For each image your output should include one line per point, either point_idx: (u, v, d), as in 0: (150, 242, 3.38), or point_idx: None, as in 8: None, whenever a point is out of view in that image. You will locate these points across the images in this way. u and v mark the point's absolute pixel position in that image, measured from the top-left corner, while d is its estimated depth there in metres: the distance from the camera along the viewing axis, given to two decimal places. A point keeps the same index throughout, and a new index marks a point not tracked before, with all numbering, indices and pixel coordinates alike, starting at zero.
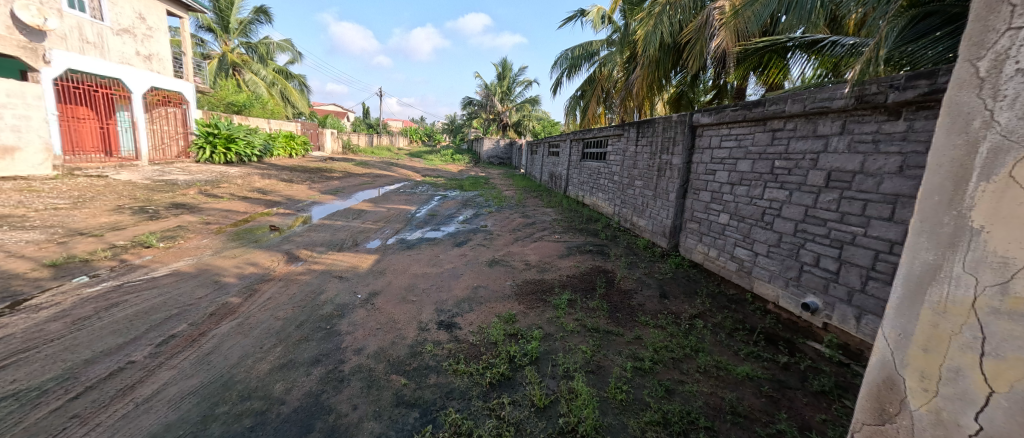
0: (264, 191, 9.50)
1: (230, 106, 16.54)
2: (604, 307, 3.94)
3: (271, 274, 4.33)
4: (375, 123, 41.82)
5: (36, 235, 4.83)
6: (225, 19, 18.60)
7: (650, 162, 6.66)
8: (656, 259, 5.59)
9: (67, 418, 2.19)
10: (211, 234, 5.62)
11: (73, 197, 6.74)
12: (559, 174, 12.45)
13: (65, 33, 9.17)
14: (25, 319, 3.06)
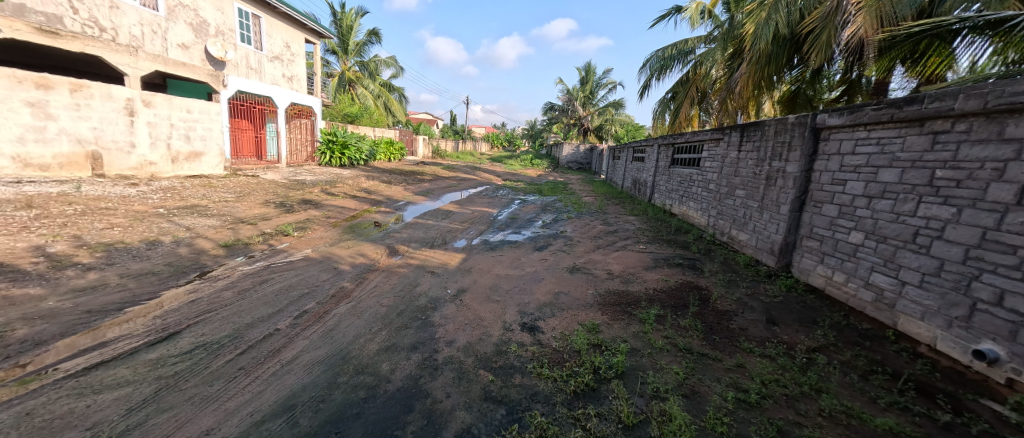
0: (368, 191, 10.68)
1: (346, 117, 18.80)
2: (698, 327, 3.60)
3: (377, 265, 4.81)
4: (463, 130, 44.19)
5: (213, 221, 6.08)
6: (345, 42, 21.44)
7: (757, 169, 5.88)
8: (761, 280, 4.92)
9: (237, 369, 2.67)
10: (330, 227, 6.47)
11: (236, 192, 8.38)
12: (642, 180, 11.70)
13: (238, 62, 11.30)
14: (207, 286, 3.85)
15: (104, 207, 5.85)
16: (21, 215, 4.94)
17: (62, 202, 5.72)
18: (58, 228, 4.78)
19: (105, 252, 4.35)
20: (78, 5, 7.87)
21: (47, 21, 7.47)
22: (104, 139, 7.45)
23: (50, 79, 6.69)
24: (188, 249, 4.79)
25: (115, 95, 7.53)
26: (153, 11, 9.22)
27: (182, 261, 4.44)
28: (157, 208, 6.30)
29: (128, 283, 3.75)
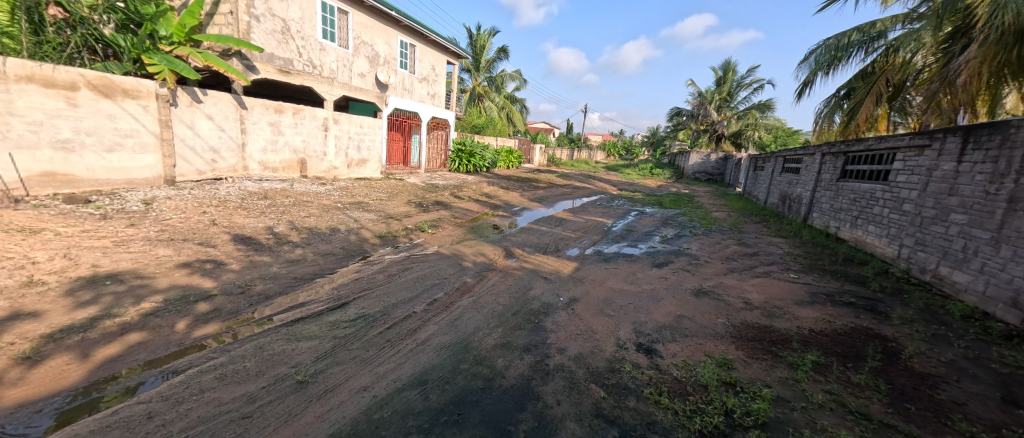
0: (489, 195, 11.44)
1: (473, 128, 20.54)
2: (880, 389, 2.83)
3: (495, 265, 5.09)
4: (580, 137, 43.90)
5: (371, 215, 7.30)
6: (478, 60, 23.50)
7: (991, 188, 4.37)
8: (986, 339, 3.61)
9: (385, 340, 3.05)
10: (457, 227, 7.13)
11: (388, 192, 9.92)
12: (797, 195, 9.72)
13: (396, 84, 13.20)
14: (366, 269, 4.61)
15: (305, 200, 7.54)
16: (260, 204, 6.68)
17: (282, 195, 7.59)
18: (279, 214, 6.32)
19: (306, 234, 5.60)
20: (302, 50, 10.03)
21: (285, 64, 9.63)
22: (309, 148, 9.58)
23: (283, 105, 8.77)
24: (356, 238, 5.83)
25: (318, 115, 9.60)
26: (345, 49, 11.25)
27: (351, 246, 5.45)
28: (336, 203, 7.82)
29: (317, 260, 4.73)
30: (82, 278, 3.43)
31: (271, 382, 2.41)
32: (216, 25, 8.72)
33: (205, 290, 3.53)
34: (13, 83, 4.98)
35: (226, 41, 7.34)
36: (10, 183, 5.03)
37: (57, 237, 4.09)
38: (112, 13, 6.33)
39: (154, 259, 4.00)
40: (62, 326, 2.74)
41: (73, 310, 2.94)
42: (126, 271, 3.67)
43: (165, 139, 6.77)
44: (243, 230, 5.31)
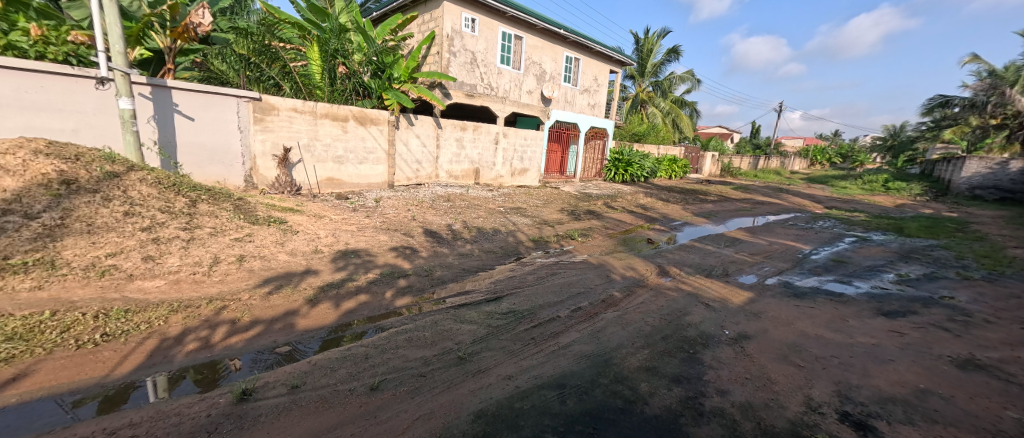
0: (645, 207, 10.91)
1: (633, 136, 19.77)
2: None
3: (647, 282, 4.88)
4: (767, 143, 37.34)
5: (528, 220, 7.94)
6: (644, 65, 22.68)
7: None
8: None
9: (530, 337, 3.29)
10: (609, 238, 7.11)
11: (543, 199, 10.54)
12: None
13: (558, 97, 13.93)
14: (519, 268, 5.10)
15: (475, 203, 8.70)
16: (443, 205, 8.03)
17: (461, 198, 8.93)
18: (456, 214, 7.51)
19: (475, 233, 6.50)
20: (484, 76, 11.59)
21: (470, 89, 11.26)
22: (484, 159, 10.98)
23: (467, 123, 10.15)
24: (513, 239, 6.46)
25: (493, 131, 10.90)
26: (517, 70, 12.47)
27: (508, 246, 6.07)
28: (501, 207, 8.79)
29: (482, 256, 5.45)
30: (338, 250, 4.83)
31: (440, 353, 2.90)
32: (428, 63, 10.99)
33: (404, 269, 4.55)
34: (318, 119, 7.41)
35: (431, 76, 9.00)
36: (310, 184, 7.56)
37: (329, 221, 5.86)
38: (369, 65, 8.27)
39: (377, 242, 5.32)
40: (328, 282, 3.94)
41: (333, 272, 4.21)
42: (360, 249, 5.02)
43: (390, 154, 8.65)
44: (431, 225, 6.55)
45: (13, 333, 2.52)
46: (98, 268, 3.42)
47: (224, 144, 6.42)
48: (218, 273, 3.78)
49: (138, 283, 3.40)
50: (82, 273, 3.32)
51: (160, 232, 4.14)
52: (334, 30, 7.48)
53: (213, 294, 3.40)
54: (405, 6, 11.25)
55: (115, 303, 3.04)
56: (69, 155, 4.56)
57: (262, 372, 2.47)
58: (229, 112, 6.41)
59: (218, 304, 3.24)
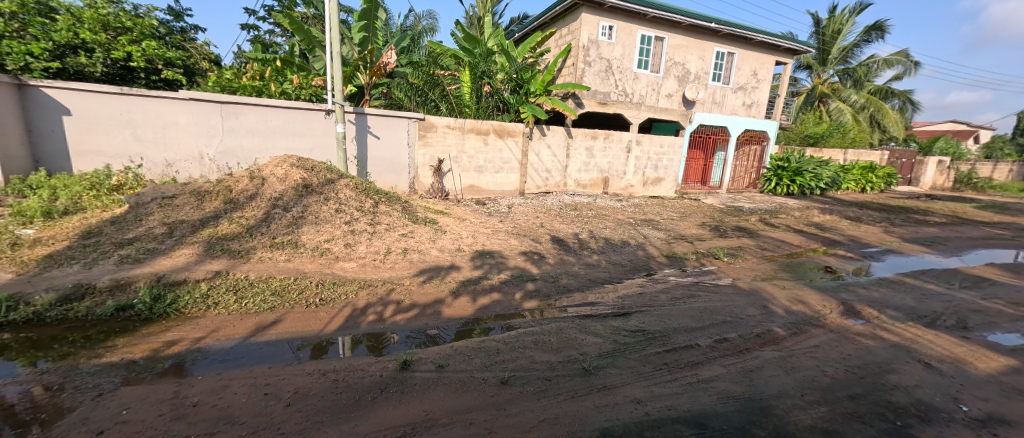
0: (823, 227, 8.95)
1: (807, 139, 16.39)
2: None
3: (823, 321, 3.93)
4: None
5: (662, 234, 7.44)
6: (827, 51, 18.92)
7: None
8: None
9: (662, 363, 3.00)
10: (765, 261, 6.11)
11: (681, 212, 9.74)
12: None
13: (705, 99, 12.73)
14: (650, 285, 4.79)
15: (603, 213, 8.58)
16: (573, 214, 8.11)
17: (589, 208, 8.91)
18: (584, 223, 7.52)
19: (602, 243, 6.42)
20: (619, 82, 11.33)
21: (603, 97, 11.16)
22: (614, 169, 10.68)
23: (598, 131, 10.03)
24: (643, 253, 6.14)
25: (625, 139, 10.53)
26: (656, 73, 11.82)
27: (638, 260, 5.78)
28: (631, 218, 8.46)
29: (609, 268, 5.33)
30: (476, 251, 5.33)
31: (565, 360, 2.91)
32: (563, 75, 11.32)
33: (533, 274, 4.74)
34: (465, 134, 8.33)
35: (566, 87, 9.20)
36: (456, 190, 8.55)
37: (471, 223, 6.54)
38: (509, 82, 9.09)
39: (510, 246, 5.71)
40: (468, 278, 4.39)
41: (472, 269, 4.69)
42: (494, 250, 5.46)
43: (522, 164, 9.17)
44: (558, 233, 6.71)
45: (274, 289, 3.55)
46: (317, 249, 4.53)
47: (397, 157, 7.76)
48: (388, 262, 4.58)
49: (339, 263, 4.37)
50: (311, 252, 4.47)
51: (356, 225, 5.21)
52: (482, 53, 8.57)
53: (385, 278, 4.13)
54: (546, 24, 11.79)
55: (328, 275, 3.95)
56: (307, 165, 6.00)
57: (416, 348, 2.92)
58: (402, 131, 7.70)
59: (389, 285, 3.94)
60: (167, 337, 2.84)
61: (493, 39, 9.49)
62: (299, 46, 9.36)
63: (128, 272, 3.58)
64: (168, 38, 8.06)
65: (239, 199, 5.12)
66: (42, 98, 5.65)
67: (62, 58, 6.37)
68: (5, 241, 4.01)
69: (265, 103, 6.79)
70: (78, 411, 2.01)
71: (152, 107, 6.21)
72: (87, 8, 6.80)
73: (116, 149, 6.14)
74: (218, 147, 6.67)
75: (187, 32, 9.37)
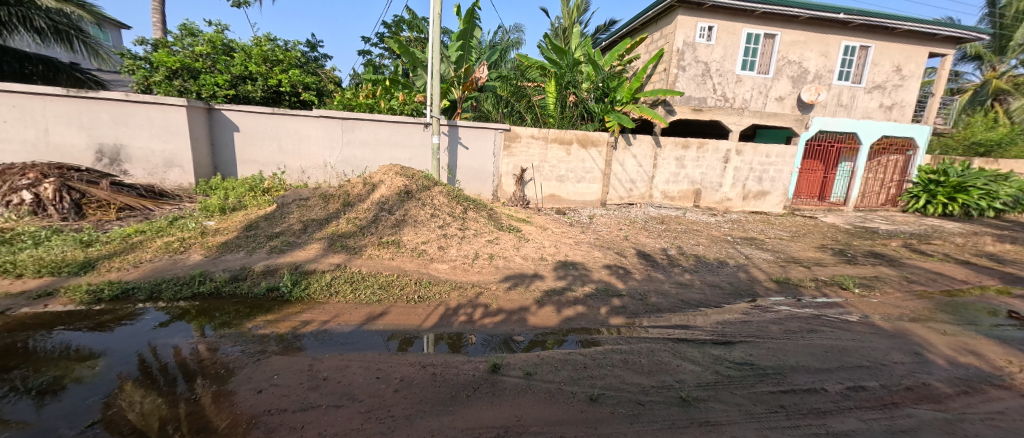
0: (1001, 260, 7.11)
1: (973, 148, 13.40)
2: None
3: (1009, 382, 2.85)
4: None
5: (768, 255, 6.46)
6: (1006, 36, 15.48)
7: None
8: None
9: (777, 405, 2.41)
10: (915, 297, 4.82)
11: (793, 231, 8.47)
12: None
13: (828, 102, 11.13)
14: (756, 314, 3.99)
15: (695, 229, 7.85)
16: (660, 228, 7.58)
17: (677, 221, 8.25)
18: (672, 238, 6.98)
19: (694, 261, 5.78)
20: (719, 87, 10.51)
21: (699, 102, 10.49)
22: (707, 180, 9.60)
23: (691, 140, 9.19)
24: (745, 276, 5.31)
25: (721, 148, 9.43)
26: (765, 75, 10.71)
27: (740, 283, 5.00)
28: (727, 235, 7.60)
29: (704, 290, 4.66)
30: (559, 261, 5.24)
31: (659, 386, 2.54)
32: (652, 82, 11.00)
33: (619, 289, 4.45)
34: (548, 143, 8.33)
35: (655, 93, 8.73)
36: (537, 199, 8.61)
37: (553, 233, 6.52)
38: (595, 91, 8.83)
39: (592, 258, 5.50)
40: (552, 288, 4.33)
41: (555, 279, 4.60)
42: (577, 262, 5.31)
43: (606, 174, 8.82)
44: (644, 247, 6.28)
45: (380, 283, 3.90)
46: (415, 250, 4.89)
47: (483, 167, 8.16)
48: (476, 266, 4.75)
49: (433, 264, 4.66)
50: (411, 251, 4.86)
51: (448, 229, 5.51)
52: (568, 64, 8.48)
53: (473, 281, 4.27)
54: (636, 30, 11.38)
55: (424, 275, 4.23)
56: (410, 173, 6.33)
57: (502, 353, 2.93)
58: (488, 142, 8.06)
59: (477, 289, 4.05)
60: (302, 317, 3.31)
61: (580, 50, 9.53)
62: (403, 66, 10.32)
63: (276, 260, 4.30)
64: (306, 67, 9.46)
65: (353, 202, 5.73)
66: (225, 119, 7.25)
67: (236, 87, 7.91)
68: (196, 231, 5.02)
69: (375, 118, 7.58)
70: (245, 370, 2.48)
71: (293, 124, 7.41)
72: (254, 46, 8.32)
73: (267, 158, 7.49)
74: (338, 156, 7.67)
75: (319, 61, 11.00)
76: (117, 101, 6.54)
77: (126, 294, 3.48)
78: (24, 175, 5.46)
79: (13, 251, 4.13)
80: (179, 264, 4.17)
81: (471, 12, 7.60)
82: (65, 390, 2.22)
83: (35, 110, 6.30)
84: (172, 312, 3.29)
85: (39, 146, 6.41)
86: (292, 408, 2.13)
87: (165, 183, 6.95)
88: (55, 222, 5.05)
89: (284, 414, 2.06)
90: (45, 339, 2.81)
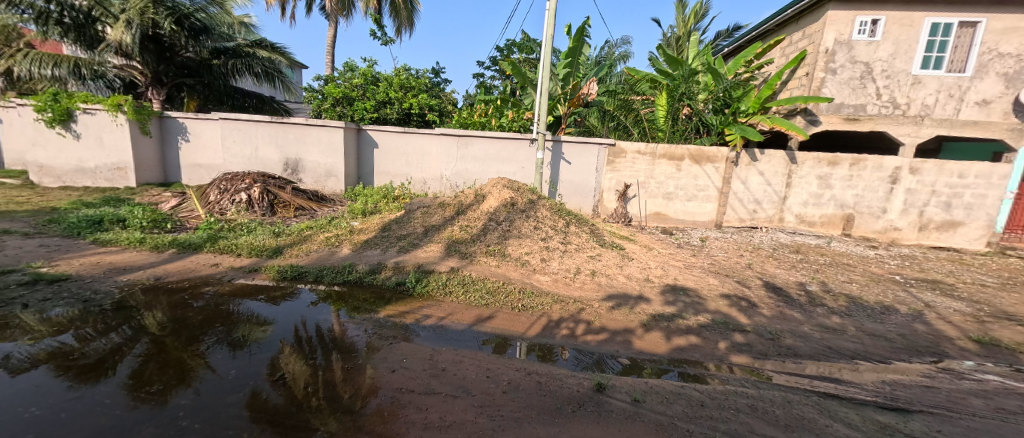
0: None
1: None
2: None
3: None
4: None
5: (962, 306, 4.84)
6: None
7: None
8: None
9: None
10: None
11: (1004, 278, 6.13)
12: None
13: None
14: (947, 380, 3.03)
15: (844, 262, 6.30)
16: (792, 257, 6.41)
17: (817, 252, 6.76)
18: (812, 271, 5.73)
19: (847, 303, 4.62)
20: (884, 91, 8.08)
21: (853, 112, 8.22)
22: (860, 204, 7.58)
23: (840, 156, 7.43)
24: (926, 328, 4.10)
25: (886, 165, 7.34)
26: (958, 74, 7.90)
27: (918, 338, 3.84)
28: (892, 274, 5.90)
29: (863, 338, 3.73)
30: (667, 284, 4.77)
31: None
32: (788, 90, 9.04)
33: (740, 323, 3.82)
34: (656, 159, 7.78)
35: (795, 101, 7.45)
36: (641, 217, 8.09)
37: (658, 253, 6.07)
38: (714, 102, 8.05)
39: (706, 284, 4.87)
40: (659, 312, 3.92)
41: (664, 304, 4.15)
42: (689, 287, 4.74)
43: (723, 193, 7.80)
44: (775, 279, 5.30)
45: (488, 288, 4.05)
46: (519, 259, 5.02)
47: (585, 182, 8.07)
48: (578, 281, 4.64)
49: (535, 275, 4.71)
50: (515, 262, 4.98)
51: (550, 242, 5.54)
52: (685, 75, 7.82)
53: (575, 296, 4.16)
54: (769, 32, 9.61)
55: (527, 285, 4.29)
56: (516, 187, 6.55)
57: (582, 371, 2.78)
58: (591, 157, 7.95)
59: (579, 305, 3.90)
60: (423, 312, 3.60)
61: (698, 59, 8.84)
62: (511, 86, 10.80)
63: (404, 258, 4.82)
64: (431, 90, 10.51)
65: (466, 211, 6.13)
66: (369, 138, 8.47)
67: (378, 110, 9.21)
68: (347, 229, 5.89)
69: (489, 134, 8.02)
70: (382, 350, 2.79)
71: (420, 142, 8.28)
72: (394, 76, 9.54)
73: (397, 170, 8.49)
74: (452, 169, 8.31)
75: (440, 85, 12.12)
76: (297, 125, 8.13)
77: (298, 275, 4.22)
78: (244, 180, 6.99)
79: (238, 236, 5.37)
80: (335, 255, 4.95)
81: (582, 30, 7.61)
82: (250, 346, 2.75)
83: (252, 132, 8.26)
84: (319, 295, 3.87)
85: (252, 160, 8.39)
86: (419, 390, 2.33)
87: (325, 190, 8.30)
88: (260, 217, 6.40)
89: (412, 394, 2.26)
90: (238, 305, 3.51)
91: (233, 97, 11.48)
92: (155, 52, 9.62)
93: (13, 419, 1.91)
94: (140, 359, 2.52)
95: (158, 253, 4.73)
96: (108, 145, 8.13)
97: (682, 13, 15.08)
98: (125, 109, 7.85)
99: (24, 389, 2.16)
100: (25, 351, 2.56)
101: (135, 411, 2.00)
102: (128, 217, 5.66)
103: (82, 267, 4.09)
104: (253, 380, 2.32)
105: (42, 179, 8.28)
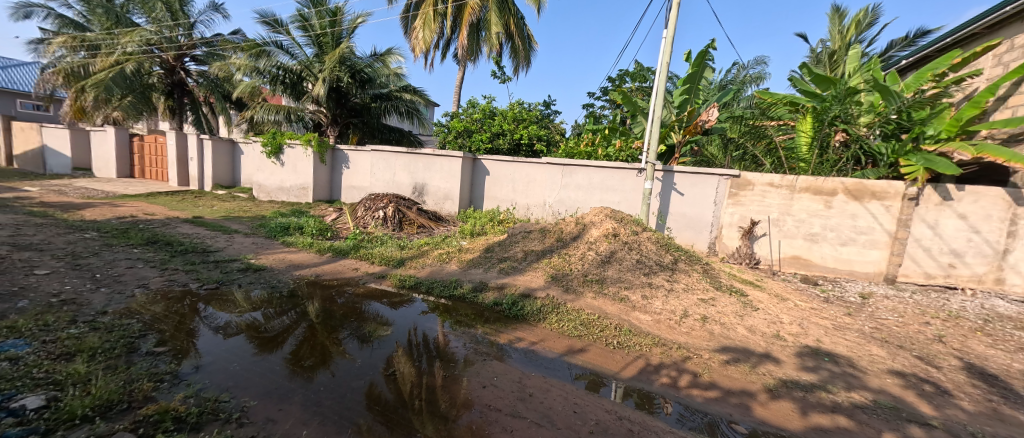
0: None
1: None
2: None
3: None
4: None
5: None
6: None
7: None
8: None
9: None
10: None
11: None
12: None
13: None
14: None
15: None
16: (1020, 335, 4.57)
17: None
18: None
19: None
20: None
21: None
22: None
23: None
24: None
25: None
26: None
27: None
28: None
29: None
30: (807, 346, 3.87)
31: None
32: (1009, 108, 6.59)
33: (921, 414, 2.85)
34: (796, 193, 6.50)
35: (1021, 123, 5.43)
36: (773, 260, 6.77)
37: (794, 306, 4.99)
38: (884, 126, 6.47)
39: (866, 354, 3.79)
40: (793, 378, 3.21)
41: (799, 370, 3.38)
42: (837, 353, 3.77)
43: (898, 238, 6.05)
44: (983, 362, 3.83)
45: (582, 320, 3.91)
46: (616, 294, 4.72)
47: (701, 216, 7.26)
48: (684, 325, 4.11)
49: (635, 313, 4.35)
50: (612, 296, 4.70)
51: (654, 278, 5.10)
52: (840, 94, 6.40)
53: (680, 342, 3.69)
54: (975, 36, 7.36)
55: (625, 322, 3.99)
56: (619, 217, 6.27)
57: (684, 429, 2.43)
58: (710, 188, 7.14)
59: (685, 352, 3.45)
60: (513, 334, 3.65)
61: (858, 75, 7.28)
62: (621, 115, 10.55)
63: (500, 280, 5.02)
64: (542, 122, 11.01)
65: (566, 239, 6.09)
66: (483, 167, 9.25)
67: (493, 141, 10.01)
68: (456, 247, 6.44)
69: (594, 164, 7.94)
70: (476, 365, 2.91)
71: (528, 170, 8.67)
72: (508, 110, 10.34)
73: (504, 196, 9.02)
74: (556, 197, 8.41)
75: (551, 116, 12.56)
76: (426, 155, 9.36)
77: (414, 285, 4.75)
78: (382, 200, 8.26)
79: (373, 246, 6.37)
80: (442, 270, 5.43)
81: (702, 54, 7.05)
82: (373, 342, 3.18)
83: (394, 160, 9.83)
84: (428, 305, 4.28)
85: (391, 184, 9.94)
86: (506, 411, 2.34)
87: (442, 211, 9.26)
88: (390, 232, 7.51)
89: (499, 413, 2.29)
90: (367, 305, 4.11)
91: (383, 131, 13.95)
92: (334, 100, 12.43)
93: (221, 369, 2.56)
94: (299, 339, 3.14)
95: (319, 255, 5.93)
96: (299, 171, 10.63)
97: (840, 24, 12.78)
98: (312, 143, 10.18)
99: (230, 349, 2.89)
100: (235, 320, 3.44)
101: (291, 380, 2.48)
102: (305, 225, 7.23)
103: (273, 261, 5.37)
104: (371, 372, 2.66)
105: (259, 194, 11.25)
